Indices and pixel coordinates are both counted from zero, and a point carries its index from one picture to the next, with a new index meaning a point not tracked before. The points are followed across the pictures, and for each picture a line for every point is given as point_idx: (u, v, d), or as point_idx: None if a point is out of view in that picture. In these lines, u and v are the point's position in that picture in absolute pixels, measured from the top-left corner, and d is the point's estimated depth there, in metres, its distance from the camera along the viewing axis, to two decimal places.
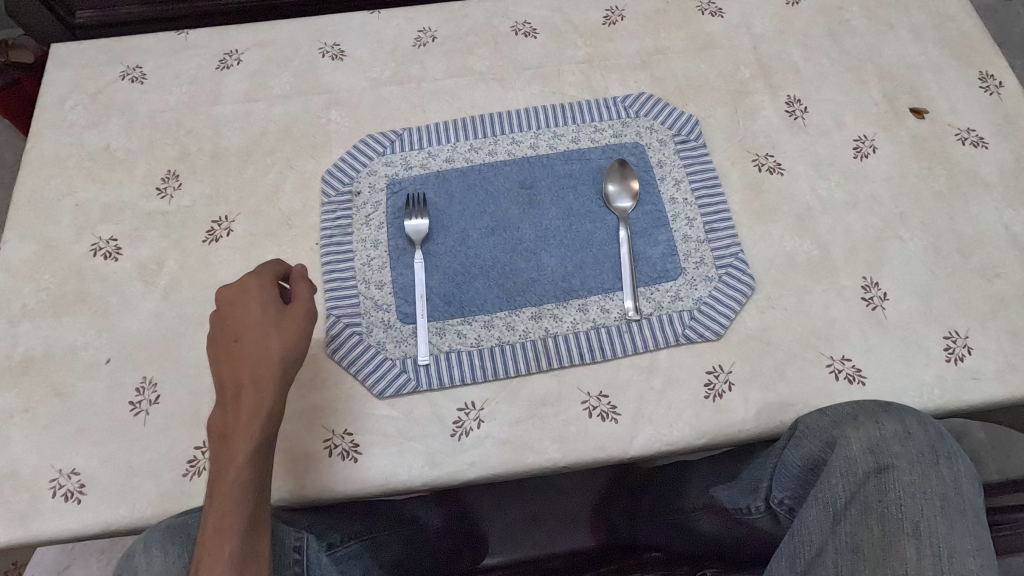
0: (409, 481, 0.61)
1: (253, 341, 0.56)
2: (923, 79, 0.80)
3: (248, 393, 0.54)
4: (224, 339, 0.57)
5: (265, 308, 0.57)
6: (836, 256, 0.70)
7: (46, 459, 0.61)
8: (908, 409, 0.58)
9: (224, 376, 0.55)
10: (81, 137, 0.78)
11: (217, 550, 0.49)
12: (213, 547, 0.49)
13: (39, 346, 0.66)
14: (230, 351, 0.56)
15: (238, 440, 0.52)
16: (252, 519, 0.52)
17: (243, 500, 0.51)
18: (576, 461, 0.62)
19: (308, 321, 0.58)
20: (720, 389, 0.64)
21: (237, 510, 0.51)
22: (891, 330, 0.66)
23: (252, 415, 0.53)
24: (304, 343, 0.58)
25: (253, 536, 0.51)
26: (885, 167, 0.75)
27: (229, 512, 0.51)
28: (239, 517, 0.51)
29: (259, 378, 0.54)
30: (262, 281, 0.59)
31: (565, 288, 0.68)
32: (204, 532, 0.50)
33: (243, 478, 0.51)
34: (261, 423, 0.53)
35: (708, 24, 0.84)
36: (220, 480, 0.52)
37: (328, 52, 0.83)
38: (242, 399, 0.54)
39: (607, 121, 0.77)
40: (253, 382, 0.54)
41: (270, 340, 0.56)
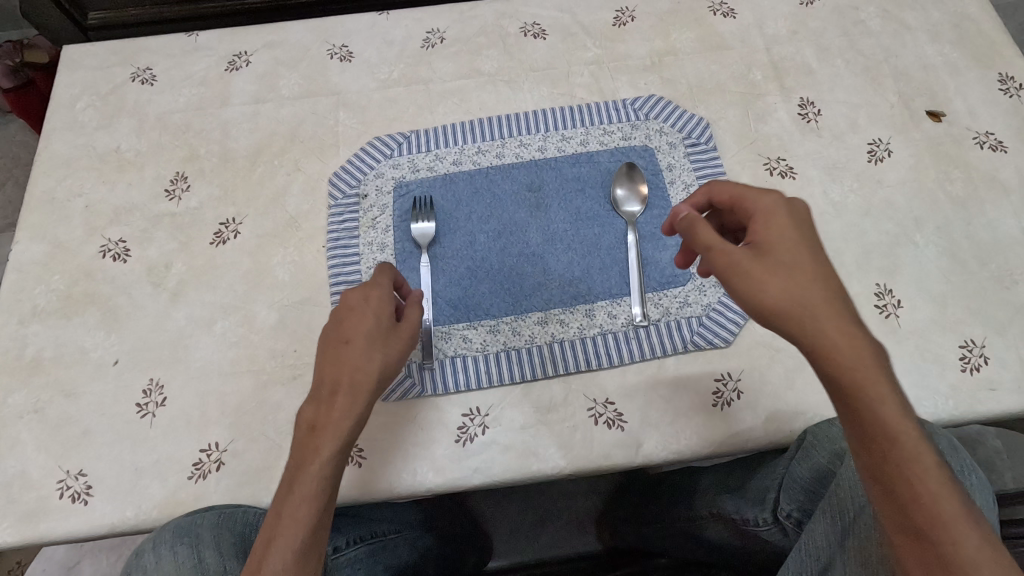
0: (413, 487, 0.61)
1: (365, 344, 0.54)
2: (941, 80, 0.78)
3: (346, 397, 0.52)
4: (334, 333, 0.55)
5: (381, 318, 0.56)
6: (849, 262, 0.69)
7: (55, 460, 0.62)
8: None
9: (325, 372, 0.53)
10: (92, 137, 0.79)
11: (286, 537, 0.47)
12: (285, 533, 0.47)
13: (49, 347, 0.67)
14: (337, 350, 0.54)
15: (330, 436, 0.50)
16: (324, 518, 0.49)
17: (322, 498, 0.49)
18: (581, 468, 0.61)
19: (411, 344, 0.57)
20: (727, 398, 0.63)
21: (314, 505, 0.48)
22: (905, 339, 0.65)
23: (347, 415, 0.51)
24: (401, 364, 0.56)
25: (319, 532, 0.49)
26: (900, 171, 0.73)
27: (304, 505, 0.48)
28: (314, 513, 0.48)
29: (363, 382, 0.53)
30: (382, 289, 0.58)
31: (573, 292, 0.68)
32: (273, 516, 0.48)
33: (324, 477, 0.49)
34: (352, 427, 0.51)
35: (720, 25, 0.83)
36: (302, 471, 0.49)
37: (336, 53, 0.83)
38: (343, 398, 0.52)
39: (617, 123, 0.77)
40: (356, 384, 0.52)
41: (383, 349, 0.55)
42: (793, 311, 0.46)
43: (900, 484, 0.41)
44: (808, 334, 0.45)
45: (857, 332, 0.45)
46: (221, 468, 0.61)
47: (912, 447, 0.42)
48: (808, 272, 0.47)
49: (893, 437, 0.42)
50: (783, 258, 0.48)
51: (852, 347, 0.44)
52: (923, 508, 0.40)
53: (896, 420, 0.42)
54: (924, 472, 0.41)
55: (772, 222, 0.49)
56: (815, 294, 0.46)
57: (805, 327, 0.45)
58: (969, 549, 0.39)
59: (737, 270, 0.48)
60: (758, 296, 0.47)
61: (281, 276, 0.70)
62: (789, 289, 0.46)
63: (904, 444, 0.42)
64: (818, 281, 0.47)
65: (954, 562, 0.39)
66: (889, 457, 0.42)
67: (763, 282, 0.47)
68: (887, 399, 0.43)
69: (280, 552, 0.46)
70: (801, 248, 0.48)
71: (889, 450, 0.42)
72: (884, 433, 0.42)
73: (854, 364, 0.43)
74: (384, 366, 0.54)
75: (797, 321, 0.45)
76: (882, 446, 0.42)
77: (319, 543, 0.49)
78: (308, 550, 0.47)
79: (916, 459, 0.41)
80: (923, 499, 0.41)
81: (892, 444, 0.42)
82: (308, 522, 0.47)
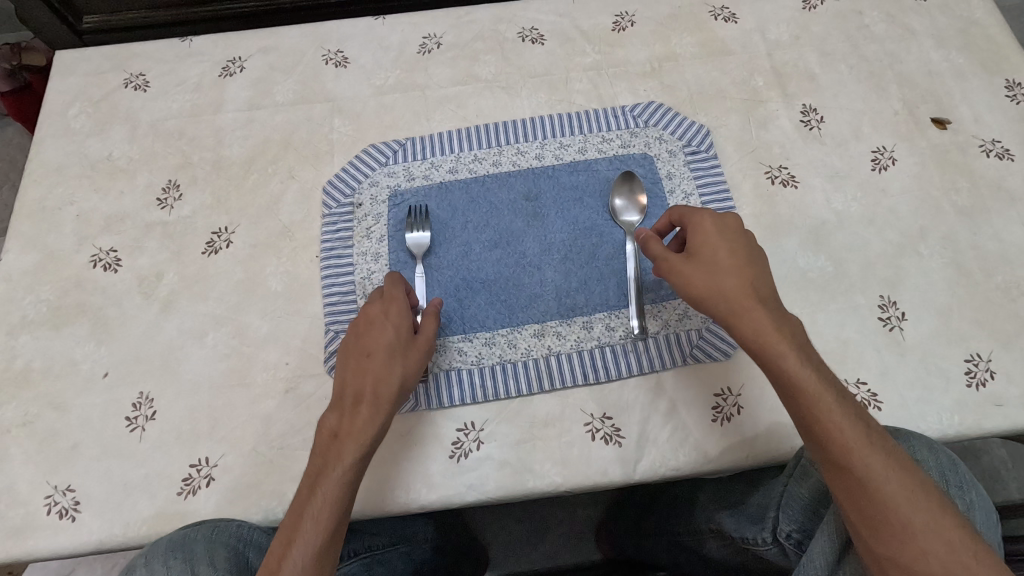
0: (405, 503, 0.60)
1: (385, 357, 0.56)
2: (946, 86, 0.77)
3: (367, 405, 0.53)
4: (356, 347, 0.57)
5: (399, 329, 0.57)
6: (852, 273, 0.67)
7: (43, 475, 0.61)
8: (916, 436, 0.55)
9: (347, 381, 0.55)
10: (83, 145, 0.78)
11: (304, 539, 0.48)
12: (304, 535, 0.48)
13: (38, 358, 0.66)
14: (359, 360, 0.56)
15: (350, 444, 0.51)
16: (340, 524, 0.50)
17: (341, 504, 0.50)
18: (577, 485, 0.60)
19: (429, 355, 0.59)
20: (727, 413, 0.62)
21: (332, 510, 0.49)
22: (909, 352, 0.63)
23: (367, 425, 0.52)
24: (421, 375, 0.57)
25: (336, 537, 0.49)
26: (905, 179, 0.72)
27: (326, 508, 0.49)
28: (331, 519, 0.49)
29: (382, 394, 0.54)
30: (400, 301, 0.59)
31: (570, 304, 0.67)
32: (294, 518, 0.49)
33: (345, 481, 0.50)
34: (374, 435, 0.52)
35: (721, 30, 0.82)
36: (324, 475, 0.50)
37: (332, 58, 0.82)
38: (363, 408, 0.53)
39: (615, 131, 0.75)
40: (375, 396, 0.54)
41: (402, 362, 0.56)
42: (720, 302, 0.52)
43: (824, 439, 0.47)
44: (734, 321, 0.52)
45: (773, 314, 0.51)
46: (211, 484, 0.60)
47: (828, 403, 0.48)
48: (727, 264, 0.54)
49: (811, 399, 0.48)
50: (709, 254, 0.54)
51: (770, 328, 0.50)
52: (845, 456, 0.46)
53: (810, 384, 0.48)
54: (841, 424, 0.47)
55: (696, 221, 0.56)
56: (736, 283, 0.52)
57: (730, 316, 0.52)
58: (888, 484, 0.45)
59: (672, 272, 0.55)
60: (691, 294, 0.54)
61: (273, 287, 0.69)
62: (714, 283, 0.53)
63: (822, 403, 0.48)
64: (737, 271, 0.53)
65: (880, 497, 0.45)
66: (812, 419, 0.48)
67: (693, 279, 0.54)
68: (802, 369, 0.49)
69: (298, 553, 0.47)
70: (723, 242, 0.55)
71: (811, 413, 0.48)
72: (804, 398, 0.48)
73: (772, 342, 0.50)
74: (402, 379, 0.55)
75: (724, 310, 0.52)
76: (806, 409, 0.48)
77: (335, 548, 0.49)
78: (324, 554, 0.48)
79: (833, 414, 0.47)
80: (844, 447, 0.46)
81: (813, 405, 0.48)
82: (325, 527, 0.48)
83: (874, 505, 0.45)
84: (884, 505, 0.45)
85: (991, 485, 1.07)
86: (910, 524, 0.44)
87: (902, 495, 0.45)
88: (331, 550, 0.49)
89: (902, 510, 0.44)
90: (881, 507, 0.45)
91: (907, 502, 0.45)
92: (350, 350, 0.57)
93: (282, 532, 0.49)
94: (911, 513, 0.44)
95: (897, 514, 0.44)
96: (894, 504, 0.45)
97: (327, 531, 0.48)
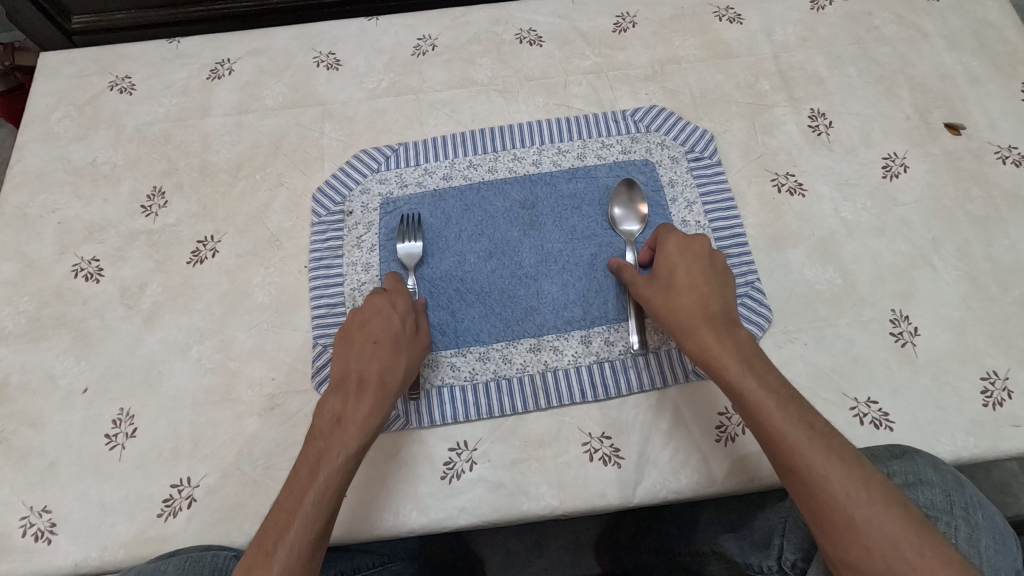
0: (394, 527, 0.57)
1: (393, 346, 0.55)
2: (960, 90, 0.74)
3: (374, 394, 0.52)
4: (358, 335, 0.56)
5: (406, 323, 0.57)
6: (862, 285, 0.64)
7: (19, 495, 0.58)
8: (924, 455, 0.51)
9: (351, 367, 0.54)
10: (67, 150, 0.75)
11: (303, 526, 0.46)
12: (304, 523, 0.46)
13: (16, 372, 0.64)
14: (363, 348, 0.55)
15: (356, 431, 0.50)
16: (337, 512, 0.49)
17: (342, 492, 0.48)
18: (574, 509, 0.57)
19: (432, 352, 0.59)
20: (732, 433, 0.59)
21: (334, 497, 0.48)
22: (922, 370, 0.60)
23: (372, 414, 0.51)
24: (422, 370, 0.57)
25: (331, 524, 0.48)
26: (917, 188, 0.69)
27: (324, 497, 0.47)
28: (333, 507, 0.48)
29: (390, 383, 0.53)
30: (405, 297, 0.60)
31: (568, 317, 0.64)
32: (289, 505, 0.47)
33: (348, 469, 0.49)
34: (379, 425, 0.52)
35: (726, 31, 0.79)
36: (325, 462, 0.49)
37: (323, 61, 0.80)
38: (371, 395, 0.52)
39: (616, 136, 0.72)
40: (383, 384, 0.53)
41: (410, 351, 0.56)
42: (669, 313, 0.54)
43: (768, 444, 0.46)
44: (681, 331, 0.53)
45: (722, 326, 0.51)
46: (192, 506, 0.57)
47: (769, 406, 0.47)
48: (678, 276, 0.55)
49: (752, 402, 0.47)
50: (662, 268, 0.56)
51: (713, 337, 0.51)
52: (790, 459, 0.45)
53: (750, 387, 0.48)
54: (780, 426, 0.46)
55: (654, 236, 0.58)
56: (685, 295, 0.54)
57: (677, 327, 0.53)
58: (829, 484, 0.43)
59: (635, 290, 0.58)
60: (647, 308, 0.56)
61: (260, 298, 0.66)
62: (665, 298, 0.55)
63: (761, 406, 0.47)
64: (687, 283, 0.54)
65: (822, 498, 0.43)
66: (754, 424, 0.47)
67: (648, 295, 0.56)
68: (742, 376, 0.49)
69: (297, 538, 0.45)
70: (681, 256, 0.56)
71: (753, 418, 0.47)
72: (745, 402, 0.48)
73: (715, 349, 0.50)
74: (408, 369, 0.55)
75: (673, 320, 0.53)
76: (749, 414, 0.48)
77: (328, 535, 0.48)
78: (319, 541, 0.47)
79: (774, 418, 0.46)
80: (786, 449, 0.45)
81: (754, 410, 0.47)
82: (324, 514, 0.47)
83: (818, 505, 0.43)
84: (827, 504, 0.43)
85: (1002, 500, 1.03)
86: (853, 523, 0.42)
87: (845, 494, 0.43)
88: (325, 538, 0.48)
89: (844, 510, 0.42)
90: (825, 508, 0.43)
91: (850, 501, 0.42)
92: (350, 339, 0.56)
93: (269, 522, 0.47)
94: (855, 512, 0.42)
95: (839, 513, 0.42)
96: (837, 503, 0.42)
97: (326, 519, 0.47)
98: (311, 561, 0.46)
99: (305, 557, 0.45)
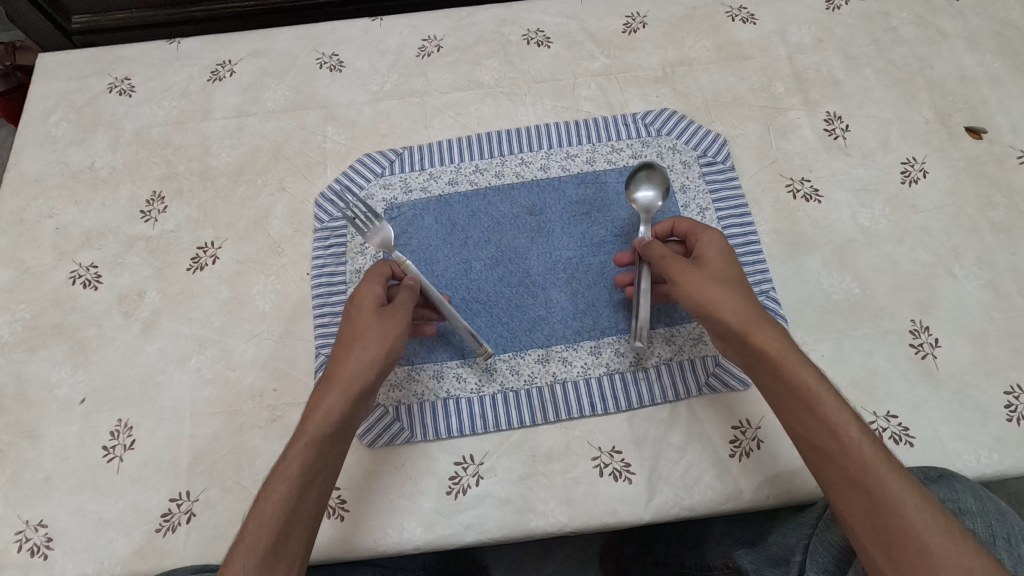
0: (399, 544, 0.55)
1: (351, 341, 0.53)
2: (981, 93, 0.72)
3: (319, 391, 0.51)
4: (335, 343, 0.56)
5: (361, 309, 0.55)
6: (880, 295, 0.62)
7: (15, 509, 0.57)
8: (961, 481, 0.50)
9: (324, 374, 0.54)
10: (64, 154, 0.74)
11: (253, 539, 0.44)
12: (250, 536, 0.44)
13: (11, 383, 0.62)
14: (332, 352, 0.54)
15: (302, 432, 0.49)
16: (294, 521, 0.46)
17: (287, 495, 0.46)
18: (584, 526, 0.55)
19: (392, 324, 0.54)
20: (747, 447, 0.57)
21: (283, 504, 0.46)
22: (943, 383, 0.58)
23: (317, 408, 0.50)
24: (384, 347, 0.52)
25: (290, 536, 0.45)
26: (936, 194, 0.67)
27: (270, 500, 0.46)
28: (280, 514, 0.45)
29: (341, 377, 0.51)
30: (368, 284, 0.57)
31: (577, 327, 0.62)
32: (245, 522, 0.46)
33: (291, 467, 0.47)
34: (321, 417, 0.49)
35: (739, 32, 0.77)
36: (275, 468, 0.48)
37: (326, 62, 0.78)
38: (323, 394, 0.50)
39: (626, 140, 0.70)
40: (337, 381, 0.51)
41: (365, 340, 0.53)
42: (731, 308, 0.51)
43: (840, 455, 0.44)
44: (746, 331, 0.50)
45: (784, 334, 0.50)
46: (191, 521, 0.56)
47: (845, 419, 0.45)
48: (737, 282, 0.54)
49: (826, 412, 0.46)
50: (721, 271, 0.54)
51: (782, 342, 0.49)
52: (863, 472, 0.43)
53: (824, 397, 0.46)
54: (858, 440, 0.44)
55: (705, 242, 0.57)
56: (747, 300, 0.52)
57: (742, 324, 0.50)
58: (904, 504, 0.41)
59: (681, 277, 0.54)
60: (699, 299, 0.52)
61: (261, 307, 0.65)
62: (724, 295, 0.52)
63: (838, 416, 0.45)
64: (744, 291, 0.53)
65: (896, 521, 0.41)
66: (826, 434, 0.45)
67: (705, 285, 0.52)
68: (815, 384, 0.47)
69: (243, 553, 0.44)
70: (731, 266, 0.55)
71: (827, 427, 0.45)
72: (820, 411, 0.46)
73: (786, 353, 0.48)
74: (364, 359, 0.52)
75: (736, 317, 0.51)
76: (822, 422, 0.46)
77: (290, 548, 0.45)
78: (274, 555, 0.44)
79: (849, 430, 0.45)
80: (862, 463, 0.43)
81: (830, 421, 0.45)
82: (272, 518, 0.45)
83: (890, 527, 0.41)
84: (901, 527, 0.41)
85: None
86: (928, 552, 0.40)
87: (922, 519, 0.41)
88: (284, 551, 0.44)
89: (920, 535, 0.40)
90: (897, 531, 0.41)
91: (927, 528, 0.40)
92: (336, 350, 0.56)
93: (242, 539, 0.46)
94: (930, 539, 0.40)
95: (914, 538, 0.40)
96: (913, 528, 0.41)
97: (275, 529, 0.45)
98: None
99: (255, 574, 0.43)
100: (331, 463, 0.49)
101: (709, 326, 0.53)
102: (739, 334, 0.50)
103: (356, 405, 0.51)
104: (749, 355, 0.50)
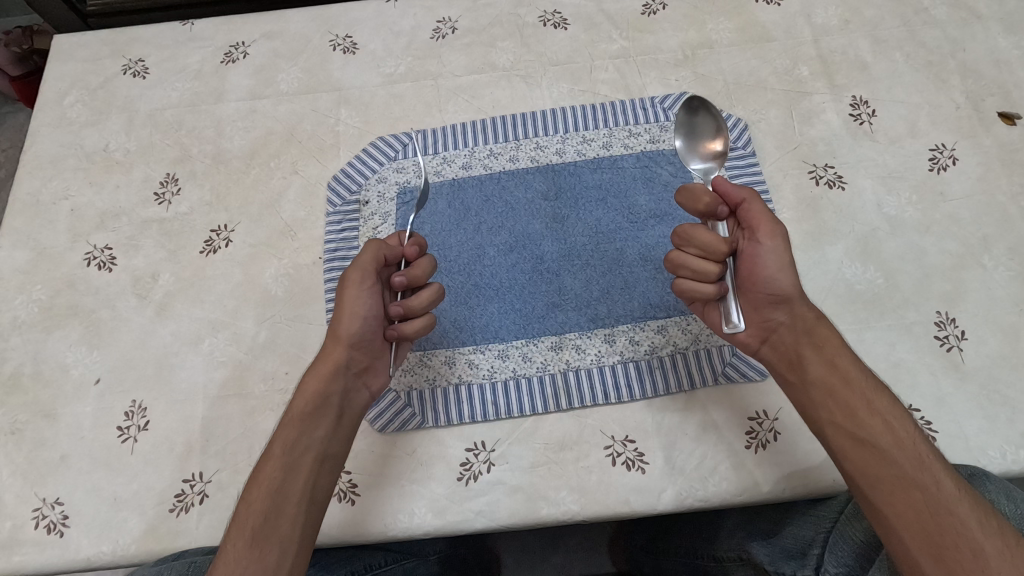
0: (411, 530, 0.55)
1: (331, 324, 0.54)
2: (1016, 77, 0.69)
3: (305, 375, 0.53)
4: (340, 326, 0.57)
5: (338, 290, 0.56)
6: (905, 286, 0.61)
7: (31, 487, 0.58)
8: (995, 481, 0.48)
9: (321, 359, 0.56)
10: (79, 136, 0.74)
11: (242, 521, 0.46)
12: (240, 517, 0.46)
13: (29, 362, 0.63)
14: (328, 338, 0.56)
15: (288, 413, 0.51)
16: (283, 500, 0.46)
17: (279, 478, 0.47)
18: (596, 515, 0.55)
19: (356, 290, 0.53)
20: (763, 439, 0.56)
21: (268, 485, 0.47)
22: (970, 377, 0.57)
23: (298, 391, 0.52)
24: (348, 316, 0.53)
25: (280, 518, 0.46)
26: (966, 181, 0.65)
27: (258, 482, 0.47)
28: (265, 494, 0.46)
29: (321, 358, 0.53)
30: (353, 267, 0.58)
31: (590, 315, 0.61)
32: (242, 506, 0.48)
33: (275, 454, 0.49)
34: (299, 398, 0.51)
35: (763, 13, 0.75)
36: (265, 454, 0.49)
37: (340, 45, 0.77)
38: (304, 378, 0.53)
39: (644, 124, 0.69)
40: (316, 363, 0.53)
41: (333, 327, 0.53)
42: (806, 301, 0.52)
43: (894, 450, 0.44)
44: (811, 323, 0.51)
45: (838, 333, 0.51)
46: (204, 502, 0.56)
47: (900, 416, 0.46)
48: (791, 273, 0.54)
49: (881, 408, 0.46)
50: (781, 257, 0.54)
51: (838, 339, 0.50)
52: (915, 468, 0.43)
53: (879, 394, 0.47)
54: (913, 436, 0.44)
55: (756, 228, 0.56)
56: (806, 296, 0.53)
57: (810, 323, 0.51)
58: (957, 503, 0.41)
59: (769, 253, 0.52)
60: (782, 281, 0.51)
61: (273, 290, 0.65)
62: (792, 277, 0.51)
63: (894, 414, 0.45)
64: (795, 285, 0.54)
65: (950, 521, 0.40)
66: (880, 429, 0.45)
67: (786, 267, 0.51)
68: (871, 383, 0.47)
69: (234, 535, 0.45)
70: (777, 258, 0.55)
71: (881, 421, 0.45)
72: (874, 406, 0.46)
73: (841, 350, 0.49)
74: (336, 335, 0.53)
75: (807, 308, 0.52)
76: (876, 416, 0.45)
77: (280, 527, 0.45)
78: (263, 536, 0.45)
79: (904, 427, 0.45)
80: (914, 458, 0.43)
81: (881, 415, 0.45)
82: (259, 502, 0.46)
83: (941, 528, 0.40)
84: (953, 528, 0.40)
85: None
86: (983, 555, 0.38)
87: (976, 519, 0.40)
88: (273, 533, 0.45)
89: (974, 536, 0.39)
90: (949, 531, 0.40)
91: (980, 529, 0.39)
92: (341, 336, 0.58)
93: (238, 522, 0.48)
94: (986, 542, 0.39)
95: (967, 539, 0.39)
96: (966, 529, 0.40)
97: (262, 511, 0.46)
98: (256, 559, 0.43)
99: (242, 555, 0.44)
100: (315, 442, 0.50)
101: (769, 312, 0.52)
102: (801, 326, 0.51)
103: (334, 380, 0.52)
104: (803, 346, 0.50)
